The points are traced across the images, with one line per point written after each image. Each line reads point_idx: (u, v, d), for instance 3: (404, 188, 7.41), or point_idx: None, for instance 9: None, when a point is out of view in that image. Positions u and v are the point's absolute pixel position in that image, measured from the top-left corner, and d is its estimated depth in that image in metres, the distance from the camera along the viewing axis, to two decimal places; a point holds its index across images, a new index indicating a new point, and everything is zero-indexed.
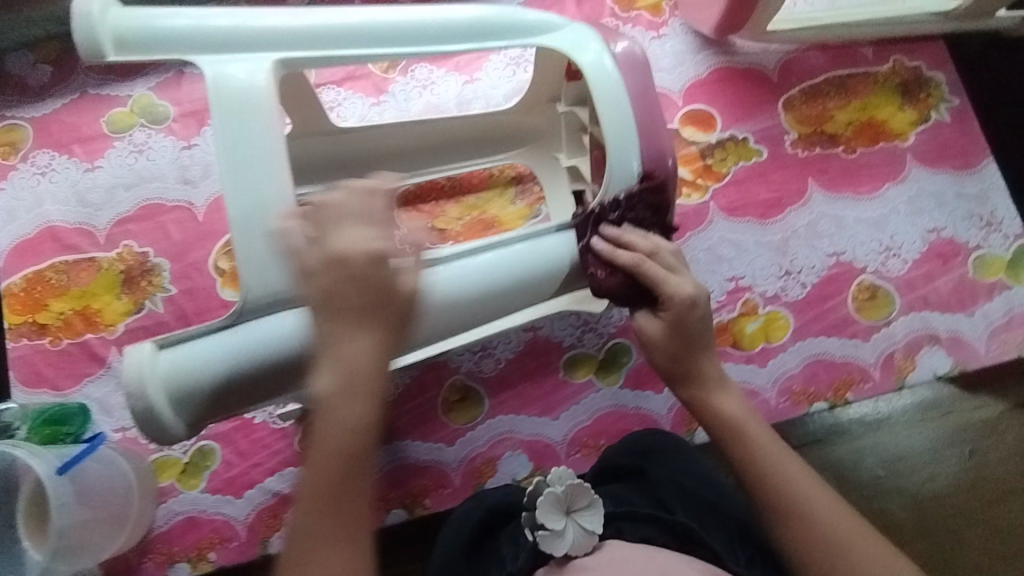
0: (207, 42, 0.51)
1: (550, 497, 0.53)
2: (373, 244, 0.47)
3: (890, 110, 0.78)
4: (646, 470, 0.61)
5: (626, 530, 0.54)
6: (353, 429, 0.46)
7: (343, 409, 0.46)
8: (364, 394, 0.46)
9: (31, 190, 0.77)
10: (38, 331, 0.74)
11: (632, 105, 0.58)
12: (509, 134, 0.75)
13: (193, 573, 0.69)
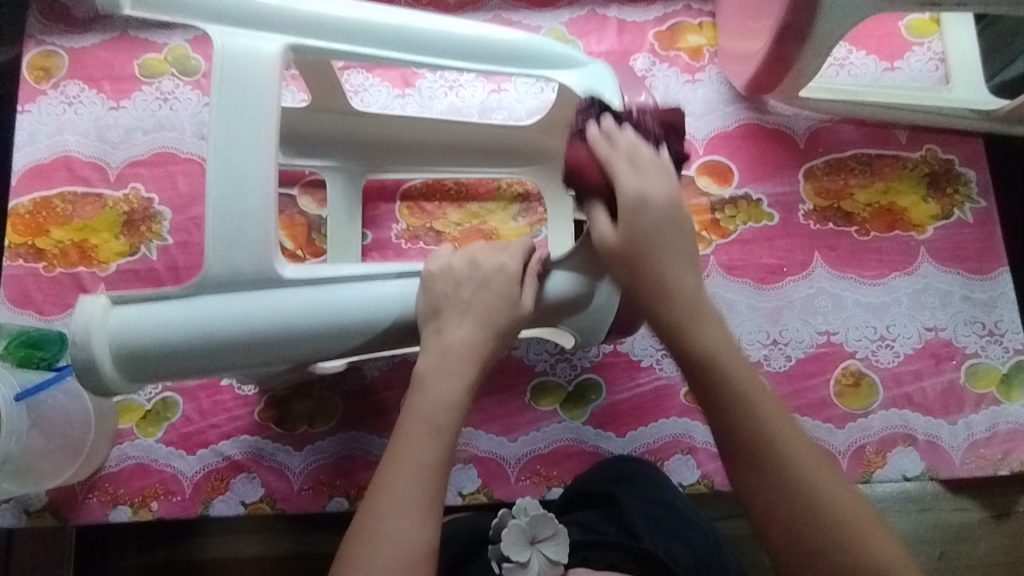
0: (226, 14, 0.52)
1: (514, 528, 0.52)
2: (503, 262, 0.55)
3: (912, 199, 0.76)
4: (613, 495, 0.61)
5: (590, 559, 0.52)
6: (448, 402, 0.51)
7: (444, 384, 0.51)
8: (461, 372, 0.52)
9: (56, 118, 0.80)
10: (34, 254, 0.76)
11: None
12: (523, 151, 0.75)
13: (132, 518, 0.69)
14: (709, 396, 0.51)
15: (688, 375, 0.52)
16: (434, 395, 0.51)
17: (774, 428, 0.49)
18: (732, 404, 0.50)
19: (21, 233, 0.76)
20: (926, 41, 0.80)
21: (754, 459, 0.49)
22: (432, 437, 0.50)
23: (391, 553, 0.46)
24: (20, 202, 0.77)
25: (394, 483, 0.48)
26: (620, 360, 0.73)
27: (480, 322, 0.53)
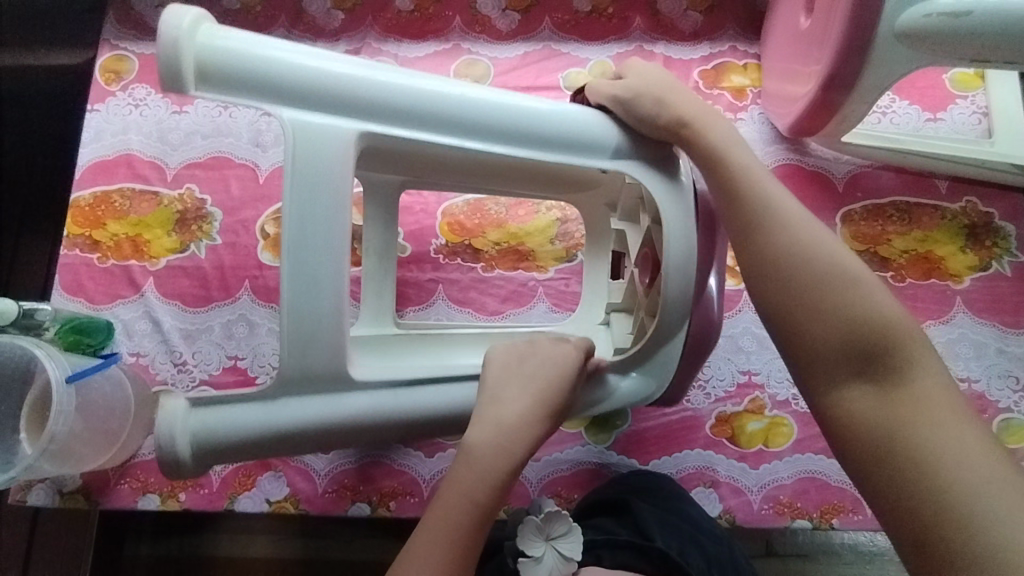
0: (303, 98, 0.51)
1: (529, 525, 0.57)
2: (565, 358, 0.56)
3: (950, 249, 0.76)
4: (627, 501, 0.64)
5: (604, 558, 0.58)
6: (496, 482, 0.51)
7: (491, 462, 0.51)
8: (511, 453, 0.52)
9: (122, 118, 0.84)
10: (90, 246, 0.79)
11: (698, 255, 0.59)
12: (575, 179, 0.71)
13: (160, 507, 0.71)
14: (744, 227, 0.51)
15: (733, 217, 0.53)
16: (482, 464, 0.51)
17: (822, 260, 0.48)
18: (769, 230, 0.50)
19: (79, 225, 0.80)
20: (970, 94, 0.81)
21: (797, 299, 0.47)
22: (468, 510, 0.50)
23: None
24: (81, 195, 0.81)
25: (427, 553, 0.48)
26: None
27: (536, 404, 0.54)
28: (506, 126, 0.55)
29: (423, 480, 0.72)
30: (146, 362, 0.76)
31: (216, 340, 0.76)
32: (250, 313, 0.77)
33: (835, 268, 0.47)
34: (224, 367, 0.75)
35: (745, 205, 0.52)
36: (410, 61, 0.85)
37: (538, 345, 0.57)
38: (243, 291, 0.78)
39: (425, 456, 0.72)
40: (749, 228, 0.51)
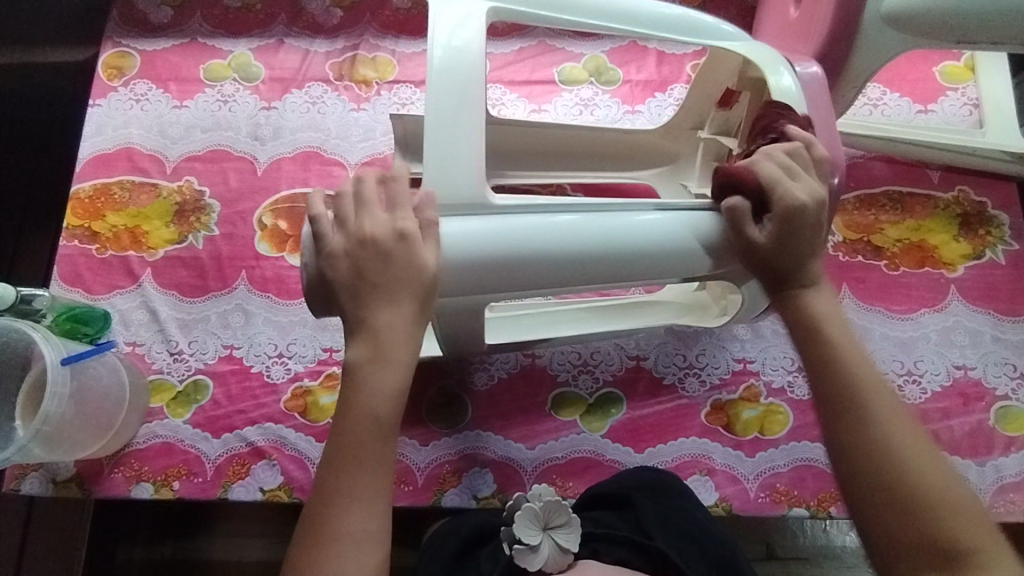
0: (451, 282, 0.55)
1: (528, 513, 0.57)
2: (399, 229, 0.51)
3: (944, 238, 0.76)
4: (631, 499, 0.62)
5: (600, 552, 0.57)
6: (390, 393, 0.50)
7: (379, 372, 0.50)
8: (397, 361, 0.51)
9: (123, 112, 0.85)
10: (89, 237, 0.80)
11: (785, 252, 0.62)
12: (645, 152, 0.77)
13: (153, 496, 0.70)
14: (844, 425, 0.49)
15: (827, 403, 0.51)
16: (376, 390, 0.50)
17: (920, 472, 0.47)
18: (866, 427, 0.48)
19: (79, 216, 0.80)
20: (960, 87, 0.82)
21: (859, 474, 0.48)
22: (374, 431, 0.50)
23: (351, 550, 0.48)
24: (81, 187, 0.82)
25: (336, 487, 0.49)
26: (643, 377, 0.73)
27: (395, 308, 0.51)
28: (633, 260, 0.56)
29: (418, 468, 0.70)
30: (142, 351, 0.76)
31: (212, 329, 0.76)
32: (246, 302, 0.77)
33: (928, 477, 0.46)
34: (219, 356, 0.75)
35: (841, 395, 0.50)
36: (408, 57, 0.87)
37: (396, 211, 0.52)
38: (240, 281, 0.78)
39: (419, 445, 0.71)
40: (846, 424, 0.49)
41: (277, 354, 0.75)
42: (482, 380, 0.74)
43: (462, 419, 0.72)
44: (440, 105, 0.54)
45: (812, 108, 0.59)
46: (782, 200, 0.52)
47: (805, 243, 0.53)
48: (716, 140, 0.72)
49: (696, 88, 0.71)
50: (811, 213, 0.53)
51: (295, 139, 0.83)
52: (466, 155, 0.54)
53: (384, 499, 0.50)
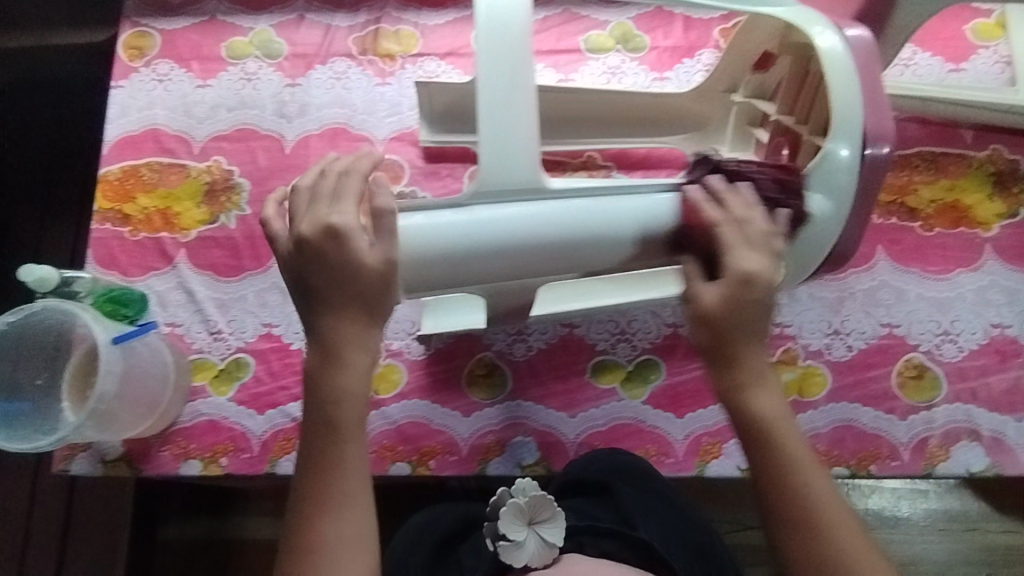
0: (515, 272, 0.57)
1: (514, 508, 0.56)
2: (330, 219, 0.52)
3: (978, 197, 0.76)
4: (609, 486, 0.64)
5: (586, 545, 0.56)
6: (353, 394, 0.53)
7: (344, 375, 0.53)
8: (353, 362, 0.53)
9: (146, 94, 0.84)
10: (121, 219, 0.80)
11: (852, 212, 0.58)
12: (680, 116, 0.77)
13: (203, 472, 0.72)
14: (751, 453, 0.54)
15: (734, 422, 0.55)
16: (342, 397, 0.53)
17: (806, 501, 0.51)
18: (769, 456, 0.53)
19: (110, 199, 0.80)
20: (992, 44, 0.81)
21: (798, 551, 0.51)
22: (333, 437, 0.53)
23: (335, 552, 0.50)
24: (109, 170, 0.81)
25: (321, 488, 0.52)
26: (680, 343, 0.74)
27: (350, 318, 0.53)
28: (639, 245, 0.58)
29: (462, 439, 0.72)
30: (181, 332, 0.76)
31: (251, 308, 0.77)
32: (282, 280, 0.77)
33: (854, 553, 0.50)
34: (259, 335, 0.76)
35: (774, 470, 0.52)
36: (430, 29, 0.85)
37: (320, 200, 0.53)
38: (274, 260, 0.78)
39: (462, 416, 0.72)
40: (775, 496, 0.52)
41: None
42: (520, 351, 0.74)
43: (503, 389, 0.73)
44: (489, 89, 0.53)
45: (864, 80, 0.58)
46: (738, 264, 0.53)
47: (760, 312, 0.53)
48: (750, 102, 0.71)
49: (728, 55, 0.70)
50: (749, 310, 0.53)
51: (321, 116, 0.82)
52: (519, 139, 0.53)
53: (361, 500, 0.52)
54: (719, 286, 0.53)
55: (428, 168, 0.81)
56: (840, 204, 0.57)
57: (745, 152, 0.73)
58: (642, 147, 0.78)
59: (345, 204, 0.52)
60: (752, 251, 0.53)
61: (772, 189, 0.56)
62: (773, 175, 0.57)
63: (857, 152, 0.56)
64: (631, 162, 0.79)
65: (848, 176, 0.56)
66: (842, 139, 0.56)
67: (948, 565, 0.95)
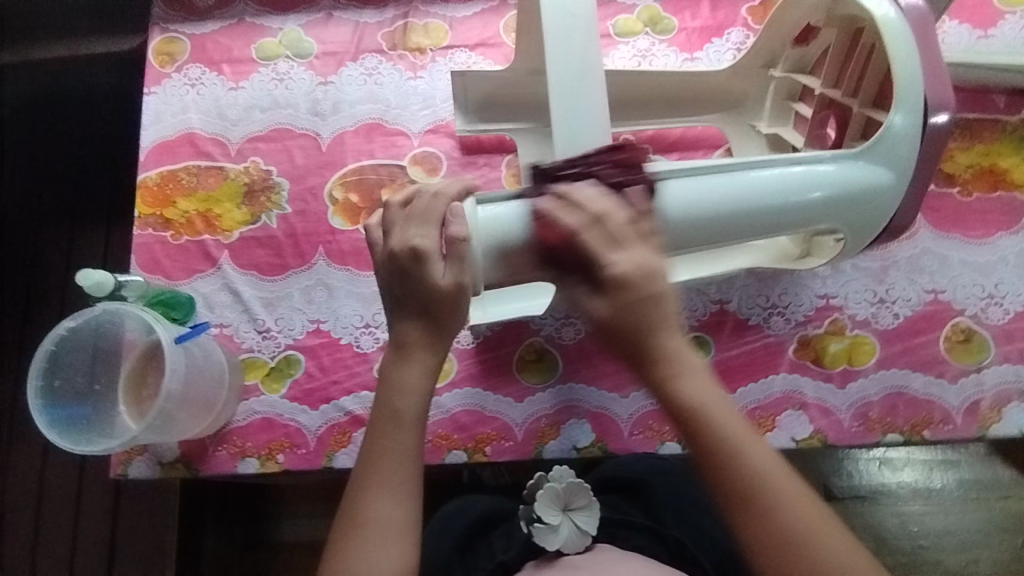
0: None
1: (551, 493, 0.61)
2: (416, 239, 0.53)
3: (1013, 161, 0.77)
4: (646, 485, 0.67)
5: (617, 537, 0.62)
6: (417, 384, 0.53)
7: (410, 365, 0.53)
8: (421, 355, 0.53)
9: (180, 98, 0.84)
10: (163, 224, 0.80)
11: (913, 180, 0.60)
12: (713, 95, 0.78)
13: (260, 470, 0.72)
14: (688, 435, 0.50)
15: (632, 356, 0.51)
16: (406, 386, 0.53)
17: (755, 476, 0.47)
18: (718, 451, 0.48)
19: (150, 204, 0.81)
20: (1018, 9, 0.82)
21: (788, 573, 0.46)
22: (392, 424, 0.52)
23: (377, 536, 0.49)
24: (147, 176, 0.82)
25: (373, 473, 0.52)
26: (728, 320, 0.74)
27: (423, 322, 0.53)
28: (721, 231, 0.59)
29: (516, 425, 0.72)
30: (230, 332, 0.77)
31: (298, 305, 0.77)
32: (327, 276, 0.78)
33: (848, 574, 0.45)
34: (308, 331, 0.76)
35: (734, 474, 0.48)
36: (459, 21, 0.86)
37: (409, 218, 0.54)
38: (318, 256, 0.79)
39: (515, 401, 0.73)
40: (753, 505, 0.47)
41: (365, 325, 0.76)
42: (569, 335, 0.75)
43: (554, 372, 0.74)
44: (560, 74, 0.56)
45: (921, 49, 0.59)
46: (609, 269, 0.50)
47: (651, 313, 0.50)
48: (790, 76, 0.74)
49: (766, 34, 0.72)
50: (642, 284, 0.50)
51: (355, 113, 0.83)
52: (591, 126, 0.56)
53: (411, 486, 0.51)
54: (605, 298, 0.50)
55: (464, 158, 0.81)
56: (900, 173, 0.59)
57: (785, 126, 0.75)
58: (678, 127, 0.80)
59: (424, 223, 0.53)
60: (621, 250, 0.50)
61: (613, 172, 0.54)
62: (607, 157, 0.54)
63: (918, 122, 0.58)
64: (666, 144, 0.80)
65: (908, 147, 0.58)
66: (904, 109, 0.57)
67: (990, 530, 0.96)
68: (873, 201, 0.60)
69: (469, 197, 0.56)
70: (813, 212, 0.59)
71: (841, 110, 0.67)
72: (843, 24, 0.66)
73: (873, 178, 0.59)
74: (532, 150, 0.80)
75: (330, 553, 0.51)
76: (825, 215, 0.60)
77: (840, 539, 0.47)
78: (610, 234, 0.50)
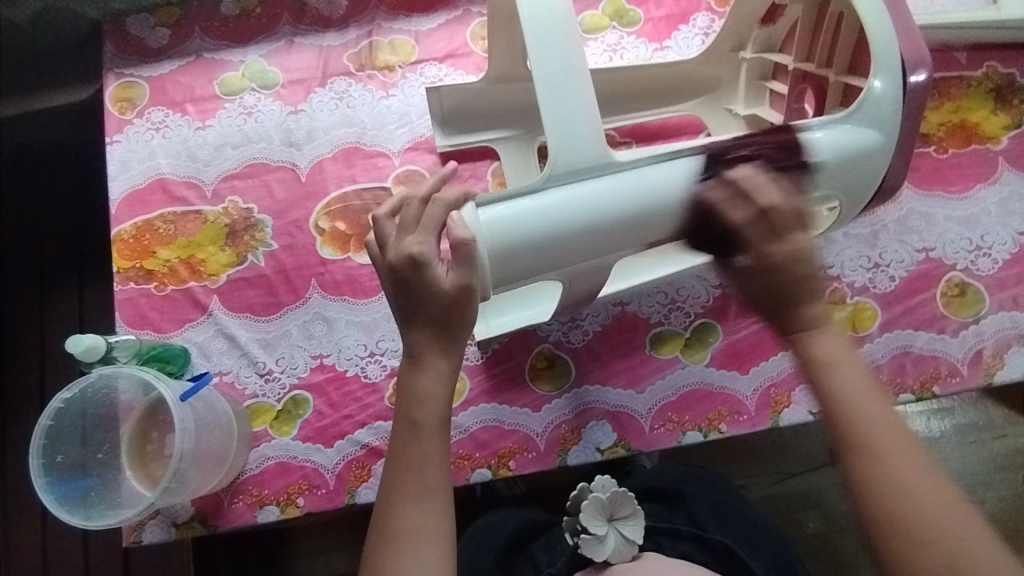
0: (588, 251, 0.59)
1: (596, 503, 0.64)
2: (414, 248, 0.52)
3: (983, 114, 0.79)
4: (682, 493, 0.73)
5: (664, 545, 0.65)
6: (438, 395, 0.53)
7: (430, 373, 0.53)
8: (437, 365, 0.53)
9: (145, 144, 0.81)
10: (144, 276, 0.77)
11: (899, 142, 0.62)
12: (686, 85, 0.79)
13: (281, 516, 0.70)
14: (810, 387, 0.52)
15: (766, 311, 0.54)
16: (428, 396, 0.52)
17: (874, 437, 0.49)
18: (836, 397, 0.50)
19: (128, 257, 0.78)
20: None
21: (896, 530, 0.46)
22: (413, 436, 0.52)
23: (412, 548, 0.49)
24: (122, 228, 0.79)
25: (401, 487, 0.51)
26: (731, 303, 0.75)
27: (429, 335, 0.53)
28: None
29: (537, 434, 0.71)
30: (231, 379, 0.74)
31: (297, 343, 0.75)
32: (324, 309, 0.76)
33: (953, 533, 0.46)
34: (311, 368, 0.74)
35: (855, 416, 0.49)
36: (425, 34, 0.84)
37: (406, 227, 0.53)
38: (312, 290, 0.77)
39: (532, 411, 0.72)
40: (858, 448, 0.49)
41: (369, 353, 0.75)
42: (578, 337, 0.74)
43: (568, 377, 0.73)
44: (545, 71, 0.56)
45: (894, 14, 0.61)
46: (768, 250, 0.53)
47: (809, 274, 0.53)
48: (761, 57, 0.75)
49: (732, 18, 0.73)
50: (795, 266, 0.52)
51: (331, 139, 0.81)
52: (585, 122, 0.56)
53: (438, 495, 0.51)
54: (750, 257, 0.54)
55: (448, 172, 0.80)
56: (887, 134, 0.61)
57: (761, 106, 0.76)
58: (657, 118, 0.80)
59: (422, 231, 0.52)
60: (781, 241, 0.53)
61: (773, 151, 0.59)
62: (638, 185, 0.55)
63: (899, 84, 0.60)
64: (647, 135, 0.81)
65: (892, 107, 0.60)
66: (886, 76, 0.59)
67: (1000, 471, 0.98)
68: (859, 167, 0.61)
69: (469, 202, 0.56)
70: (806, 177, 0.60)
71: (818, 83, 0.69)
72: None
73: (862, 141, 0.60)
74: (515, 157, 0.79)
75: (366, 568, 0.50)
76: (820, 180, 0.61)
77: (956, 510, 0.47)
78: (775, 227, 0.53)
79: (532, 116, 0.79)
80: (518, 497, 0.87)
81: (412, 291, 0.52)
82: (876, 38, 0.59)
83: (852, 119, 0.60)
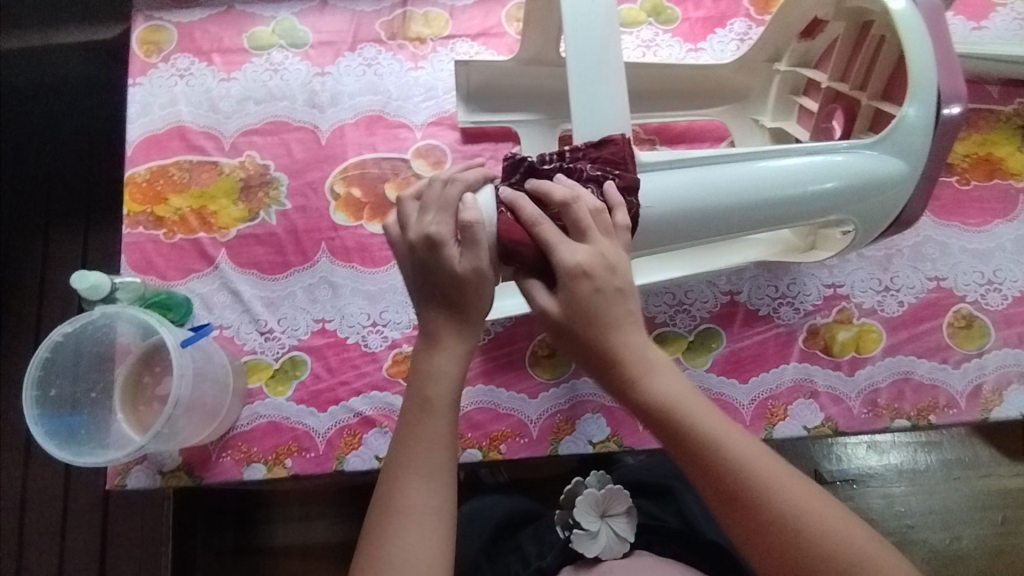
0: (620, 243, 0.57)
1: (590, 499, 0.64)
2: (431, 227, 0.52)
3: (1008, 149, 0.79)
4: (671, 489, 0.73)
5: (654, 542, 0.65)
6: (448, 375, 0.52)
7: (443, 355, 0.52)
8: (451, 350, 0.52)
9: (168, 90, 0.81)
10: (154, 222, 0.77)
11: (926, 167, 0.61)
12: (718, 90, 0.79)
13: (268, 475, 0.70)
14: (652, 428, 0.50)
15: (582, 357, 0.51)
16: (441, 374, 0.52)
17: (741, 471, 0.47)
18: (679, 428, 0.49)
19: (139, 201, 0.77)
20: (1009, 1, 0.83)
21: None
22: (425, 414, 0.52)
23: (415, 524, 0.49)
24: (136, 171, 0.78)
25: (408, 464, 0.51)
26: (738, 310, 0.74)
27: (440, 317, 0.53)
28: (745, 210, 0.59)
29: (531, 421, 0.71)
30: (231, 334, 0.74)
31: (301, 305, 0.75)
32: (330, 274, 0.76)
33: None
34: (312, 331, 0.74)
35: (695, 436, 0.48)
36: (460, 10, 0.84)
37: (423, 207, 0.53)
38: (321, 254, 0.76)
39: (529, 398, 0.72)
40: (735, 500, 0.47)
41: (372, 322, 0.74)
42: None
43: (567, 367, 0.73)
44: (579, 64, 0.56)
45: (935, 38, 0.61)
46: (563, 259, 0.49)
47: (599, 304, 0.49)
48: (794, 70, 0.75)
49: (772, 28, 0.72)
50: (599, 275, 0.49)
51: (355, 104, 0.81)
52: (608, 109, 0.56)
53: (445, 475, 0.51)
54: (559, 294, 0.50)
55: (469, 150, 0.80)
56: (913, 165, 0.61)
57: (788, 119, 0.76)
58: (683, 120, 0.80)
59: (439, 208, 0.52)
60: (581, 241, 0.50)
61: (603, 164, 0.54)
62: (587, 152, 0.55)
63: (933, 114, 0.59)
64: (673, 135, 0.80)
65: (923, 137, 0.60)
66: (922, 100, 0.59)
67: (981, 509, 0.98)
68: (885, 189, 0.61)
69: (488, 185, 0.55)
70: (825, 202, 0.60)
71: (851, 103, 0.68)
72: (852, 15, 0.66)
73: (889, 168, 0.60)
74: (536, 142, 0.79)
75: (366, 545, 0.50)
76: (840, 204, 0.61)
77: (863, 541, 0.46)
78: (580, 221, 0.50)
79: (559, 103, 0.79)
80: (501, 484, 0.88)
81: (429, 271, 0.52)
82: (915, 67, 0.58)
83: (880, 145, 0.60)
